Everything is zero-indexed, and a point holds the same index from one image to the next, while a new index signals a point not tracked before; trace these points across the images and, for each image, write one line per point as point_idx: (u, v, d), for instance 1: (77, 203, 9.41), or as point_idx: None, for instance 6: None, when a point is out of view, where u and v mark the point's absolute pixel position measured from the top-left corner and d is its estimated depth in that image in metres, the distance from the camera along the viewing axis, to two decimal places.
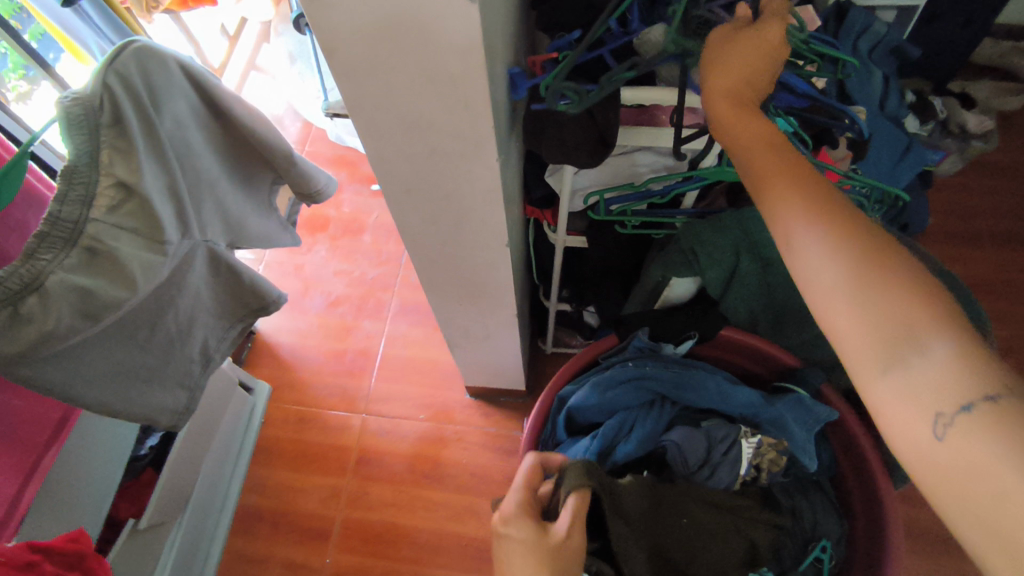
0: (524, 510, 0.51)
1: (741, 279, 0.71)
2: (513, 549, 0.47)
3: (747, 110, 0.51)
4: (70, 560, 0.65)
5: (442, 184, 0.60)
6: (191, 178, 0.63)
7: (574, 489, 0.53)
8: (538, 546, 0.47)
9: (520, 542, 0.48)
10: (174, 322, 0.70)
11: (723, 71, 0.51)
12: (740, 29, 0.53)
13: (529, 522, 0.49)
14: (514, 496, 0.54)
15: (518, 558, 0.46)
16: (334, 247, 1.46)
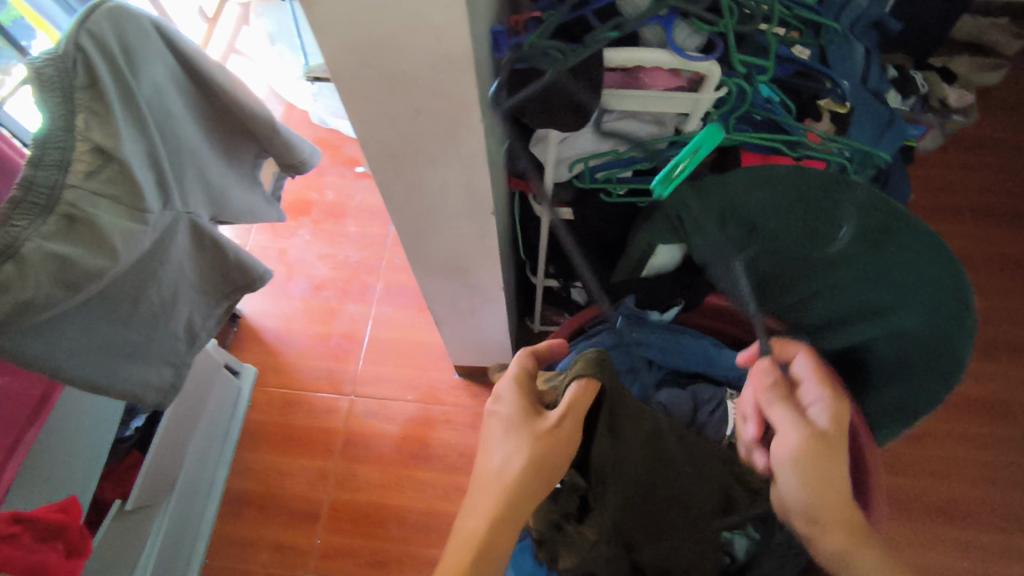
0: (522, 395, 0.54)
1: (728, 246, 0.71)
2: (502, 427, 0.50)
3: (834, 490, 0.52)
4: (53, 531, 0.65)
5: (427, 148, 0.60)
6: (172, 146, 0.62)
7: (576, 384, 0.55)
8: (526, 426, 0.50)
9: (509, 420, 0.51)
10: (157, 296, 0.68)
11: (807, 468, 0.54)
12: (817, 435, 0.55)
13: (523, 403, 0.52)
14: (510, 377, 0.56)
15: (504, 433, 0.50)
16: (317, 231, 1.45)
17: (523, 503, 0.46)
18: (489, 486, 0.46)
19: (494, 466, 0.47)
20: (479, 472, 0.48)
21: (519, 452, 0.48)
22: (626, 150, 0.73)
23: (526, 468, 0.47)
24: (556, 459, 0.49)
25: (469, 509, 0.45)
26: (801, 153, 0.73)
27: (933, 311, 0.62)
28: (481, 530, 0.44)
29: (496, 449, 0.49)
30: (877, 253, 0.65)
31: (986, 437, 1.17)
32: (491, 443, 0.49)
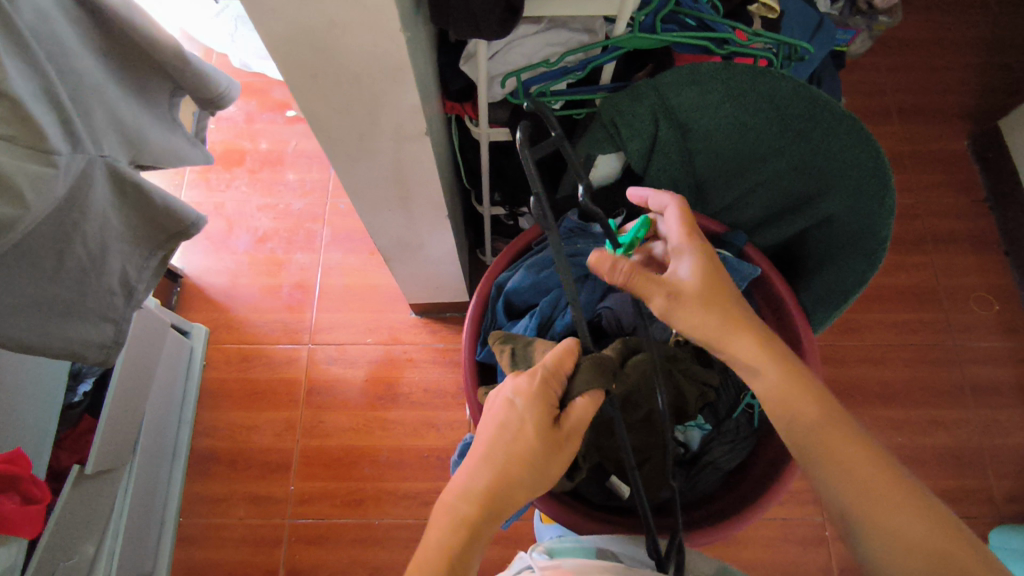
0: (541, 395, 0.53)
1: (662, 148, 0.72)
2: (512, 426, 0.52)
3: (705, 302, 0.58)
4: (5, 481, 0.67)
5: (349, 64, 0.58)
6: (71, 80, 0.57)
7: (589, 393, 0.53)
8: (537, 435, 0.51)
9: (521, 422, 0.52)
10: (84, 248, 0.64)
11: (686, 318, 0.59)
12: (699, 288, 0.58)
13: (540, 406, 0.52)
14: (540, 370, 0.54)
15: (512, 436, 0.52)
16: (253, 181, 1.39)
17: (509, 503, 0.50)
18: (487, 482, 0.50)
19: (497, 463, 0.51)
20: (481, 460, 0.51)
21: (524, 458, 0.50)
22: (558, 59, 0.71)
23: (524, 476, 0.50)
24: (552, 469, 0.52)
25: (465, 493, 0.50)
26: (729, 50, 0.73)
27: (858, 195, 0.68)
28: (467, 519, 0.49)
29: (500, 447, 0.51)
30: (806, 142, 0.69)
31: (916, 323, 1.26)
32: (498, 441, 0.51)
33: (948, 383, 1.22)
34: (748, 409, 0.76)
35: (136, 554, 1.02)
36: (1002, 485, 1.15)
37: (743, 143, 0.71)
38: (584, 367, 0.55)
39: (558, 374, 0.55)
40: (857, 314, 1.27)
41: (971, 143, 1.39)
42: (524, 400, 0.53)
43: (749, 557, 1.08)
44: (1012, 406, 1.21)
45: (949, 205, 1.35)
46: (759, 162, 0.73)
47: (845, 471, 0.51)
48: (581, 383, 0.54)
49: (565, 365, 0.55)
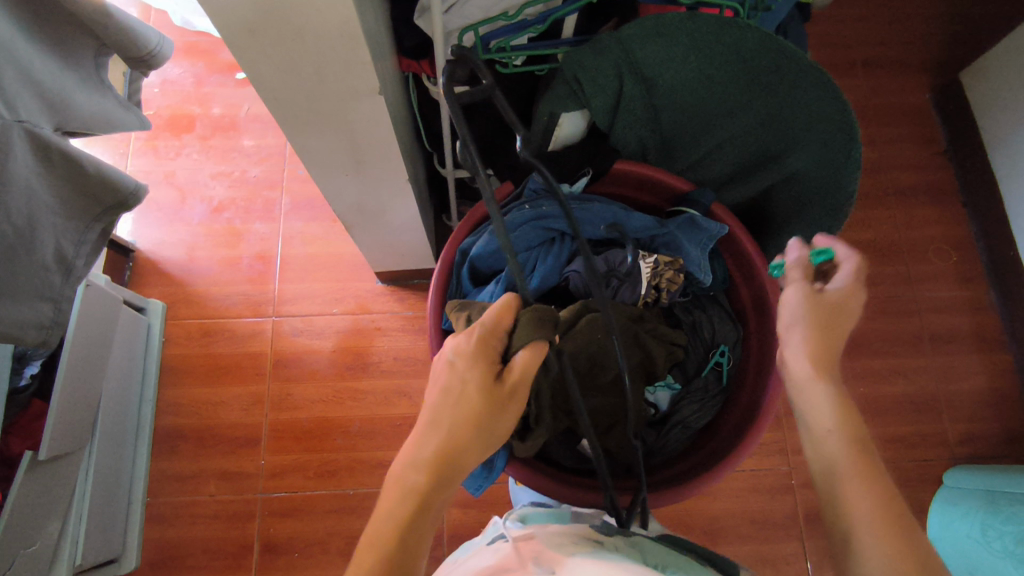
0: (481, 353, 0.51)
1: (627, 104, 0.69)
2: (454, 389, 0.50)
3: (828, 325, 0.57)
4: None
5: (289, 19, 0.53)
6: None
7: (532, 347, 0.50)
8: (479, 394, 0.50)
9: (463, 384, 0.50)
10: (8, 222, 0.60)
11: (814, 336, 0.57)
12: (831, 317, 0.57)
13: (480, 366, 0.50)
14: (478, 329, 0.51)
15: (457, 398, 0.50)
16: (205, 148, 1.32)
17: (459, 464, 0.50)
18: (436, 448, 0.49)
19: (443, 428, 0.49)
20: (427, 426, 0.50)
21: (471, 420, 0.49)
22: (516, 12, 0.68)
23: (473, 436, 0.50)
24: (501, 422, 0.51)
25: (414, 463, 0.49)
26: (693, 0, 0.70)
27: (826, 145, 0.67)
28: (418, 487, 0.48)
29: (446, 411, 0.50)
30: (770, 95, 0.67)
31: (878, 276, 1.28)
32: (442, 406, 0.50)
33: (909, 333, 1.25)
34: (718, 365, 0.76)
35: (102, 537, 1.00)
36: (957, 428, 1.20)
37: (710, 98, 0.69)
38: (520, 320, 0.50)
39: (497, 330, 0.51)
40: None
41: (933, 94, 1.40)
42: (466, 362, 0.51)
43: (719, 508, 1.11)
44: (968, 352, 1.25)
45: (912, 158, 1.36)
46: (726, 118, 0.71)
47: (864, 485, 0.50)
48: (519, 338, 0.50)
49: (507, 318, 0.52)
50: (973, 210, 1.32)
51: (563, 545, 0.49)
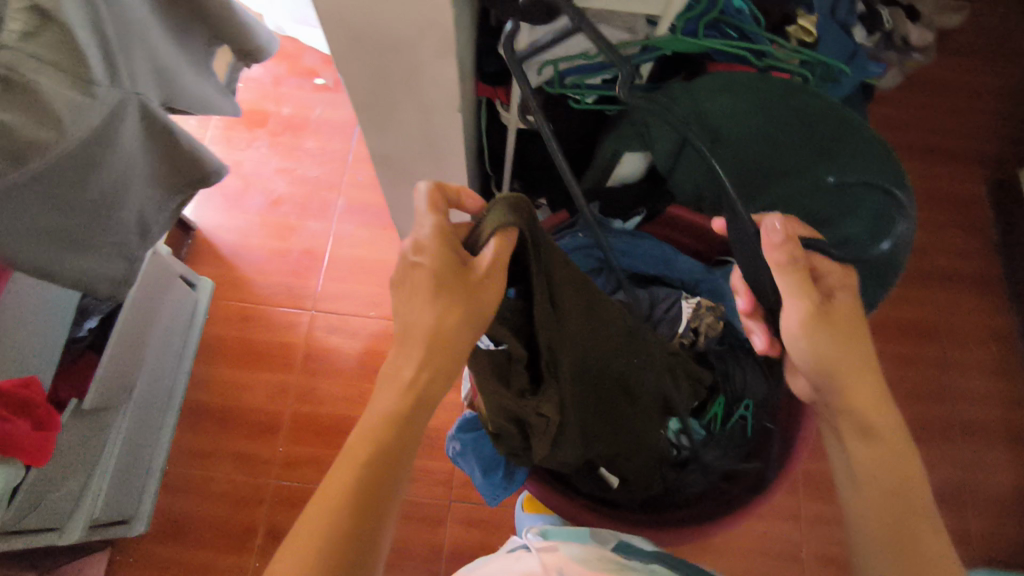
0: (440, 246, 0.49)
1: (688, 152, 0.72)
2: (419, 286, 0.49)
3: (854, 360, 0.57)
4: (22, 404, 0.66)
5: (393, 32, 0.58)
6: (115, 15, 0.58)
7: (500, 232, 0.49)
8: (442, 289, 0.48)
9: (424, 282, 0.49)
10: (106, 184, 0.64)
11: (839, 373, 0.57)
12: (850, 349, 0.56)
13: (441, 261, 0.49)
14: (432, 221, 0.50)
15: (422, 295, 0.49)
16: (275, 143, 1.40)
17: (441, 363, 0.50)
18: (417, 348, 0.49)
19: (418, 327, 0.49)
20: (402, 329, 0.50)
21: (440, 318, 0.48)
22: (596, 53, 0.72)
23: (450, 331, 0.49)
24: (471, 312, 0.49)
25: (399, 364, 0.50)
26: (766, 63, 0.74)
27: (878, 218, 0.68)
28: (406, 385, 0.49)
29: (415, 311, 0.49)
30: (830, 161, 0.69)
31: (912, 359, 1.26)
32: (412, 304, 0.49)
33: (938, 422, 1.23)
34: (743, 419, 0.77)
35: (119, 496, 1.03)
36: (978, 527, 1.16)
37: (770, 155, 0.71)
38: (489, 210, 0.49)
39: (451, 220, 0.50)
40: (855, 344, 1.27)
41: (987, 188, 1.40)
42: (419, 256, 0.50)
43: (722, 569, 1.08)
44: (998, 450, 1.21)
45: (959, 248, 1.35)
46: (782, 178, 0.71)
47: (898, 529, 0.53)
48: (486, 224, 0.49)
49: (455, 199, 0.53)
50: (1018, 307, 1.31)
51: (588, 560, 0.50)
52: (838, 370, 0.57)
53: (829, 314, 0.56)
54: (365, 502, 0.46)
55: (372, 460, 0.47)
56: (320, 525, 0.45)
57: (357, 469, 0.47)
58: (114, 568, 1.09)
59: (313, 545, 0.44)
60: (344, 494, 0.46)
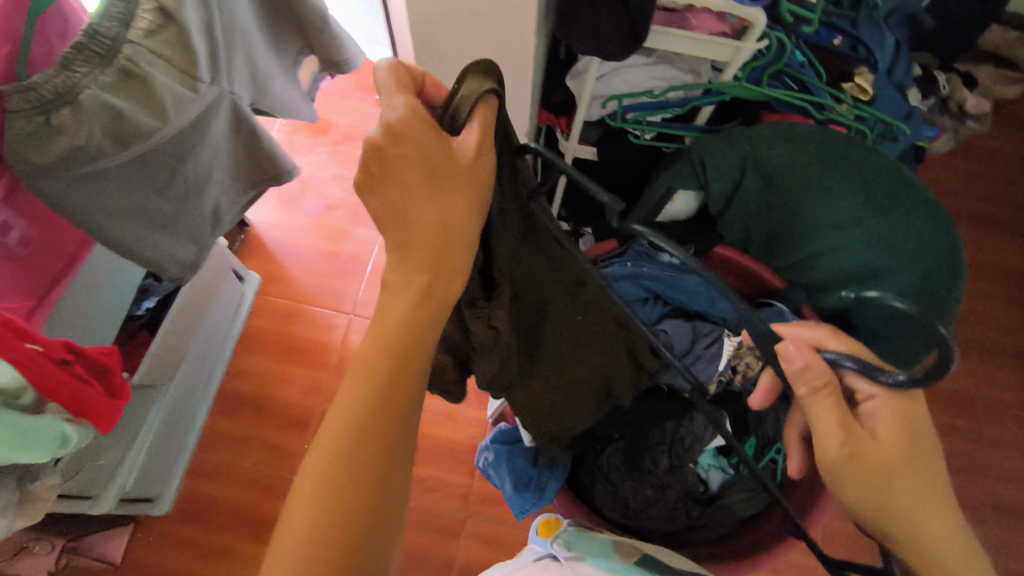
0: (416, 122, 0.39)
1: (743, 195, 0.75)
2: (404, 172, 0.39)
3: (892, 490, 0.47)
4: (97, 370, 0.56)
5: (477, 56, 0.62)
6: (227, 20, 0.63)
7: (482, 103, 0.40)
8: (433, 169, 0.39)
9: (409, 168, 0.39)
10: (192, 172, 0.69)
11: (885, 515, 0.47)
12: (884, 480, 0.48)
13: (424, 141, 0.39)
14: (401, 101, 0.40)
15: (412, 184, 0.39)
16: (334, 151, 1.46)
17: (447, 270, 0.41)
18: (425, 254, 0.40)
19: (420, 229, 0.40)
20: (397, 235, 0.40)
21: (442, 212, 0.40)
22: (661, 92, 0.76)
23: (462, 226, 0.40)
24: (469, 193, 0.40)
25: (399, 277, 0.40)
26: (826, 116, 0.76)
27: (926, 277, 0.68)
28: (409, 308, 0.40)
29: (412, 203, 0.40)
30: (883, 218, 0.70)
31: (948, 428, 1.23)
32: (401, 195, 0.40)
33: (972, 494, 1.19)
34: (773, 462, 0.77)
35: (151, 472, 1.06)
36: None
37: (821, 205, 0.73)
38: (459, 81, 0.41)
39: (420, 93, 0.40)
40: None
41: None
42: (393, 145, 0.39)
43: None
44: None
45: (1004, 318, 1.33)
46: (832, 228, 0.73)
47: None
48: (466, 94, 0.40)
49: (418, 84, 0.43)
50: None
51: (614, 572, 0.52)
52: (888, 513, 0.47)
53: (863, 455, 0.48)
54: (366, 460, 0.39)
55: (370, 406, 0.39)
56: (324, 481, 0.38)
57: (350, 422, 0.39)
58: (133, 547, 1.11)
59: (309, 518, 0.37)
60: (341, 448, 0.38)
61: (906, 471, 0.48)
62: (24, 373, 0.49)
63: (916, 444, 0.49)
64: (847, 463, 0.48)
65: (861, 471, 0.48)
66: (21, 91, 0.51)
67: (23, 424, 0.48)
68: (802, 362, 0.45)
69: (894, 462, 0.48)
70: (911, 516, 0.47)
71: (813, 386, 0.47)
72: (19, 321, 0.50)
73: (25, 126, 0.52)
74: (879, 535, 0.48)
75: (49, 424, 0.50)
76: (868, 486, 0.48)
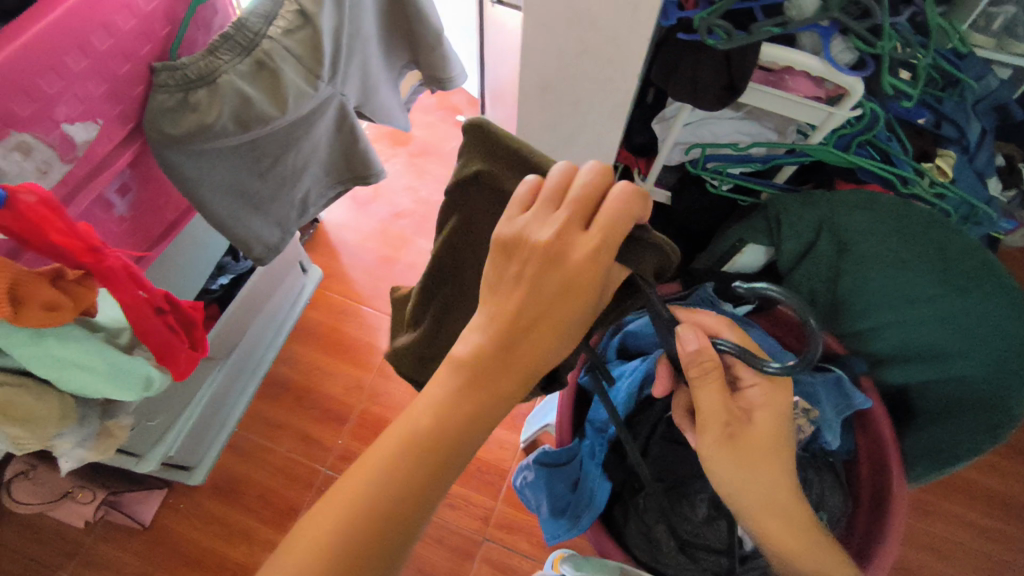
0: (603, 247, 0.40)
1: (815, 258, 0.76)
2: (554, 288, 0.40)
3: (755, 463, 0.55)
4: (187, 320, 0.58)
5: (578, 88, 0.65)
6: (353, 30, 0.68)
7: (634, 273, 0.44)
8: (577, 305, 0.41)
9: (564, 286, 0.40)
10: (293, 162, 0.74)
11: (745, 487, 0.56)
12: (750, 456, 0.55)
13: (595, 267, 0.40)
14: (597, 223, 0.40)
15: (550, 299, 0.40)
16: (409, 163, 1.52)
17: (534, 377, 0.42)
18: (528, 357, 0.41)
19: (530, 329, 0.41)
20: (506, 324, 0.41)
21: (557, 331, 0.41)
22: (745, 147, 0.78)
23: (561, 345, 0.42)
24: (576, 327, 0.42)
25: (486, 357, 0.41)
26: (910, 191, 0.76)
27: (998, 364, 0.66)
28: (486, 399, 0.41)
29: (534, 313, 0.41)
30: (961, 297, 0.68)
31: (1002, 534, 1.15)
32: (533, 301, 0.40)
33: None
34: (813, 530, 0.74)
35: (192, 442, 1.10)
36: None
37: (896, 276, 0.72)
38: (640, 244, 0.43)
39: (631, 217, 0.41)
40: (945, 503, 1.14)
41: None
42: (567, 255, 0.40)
43: None
44: None
45: None
46: (905, 302, 0.72)
47: None
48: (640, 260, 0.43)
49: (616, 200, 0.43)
50: None
51: None
52: (745, 487, 0.56)
53: (741, 435, 0.55)
54: (412, 506, 0.38)
55: (426, 467, 0.39)
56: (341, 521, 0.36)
57: (396, 474, 0.38)
58: (163, 512, 1.14)
59: (336, 544, 0.36)
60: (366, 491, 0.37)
61: (771, 448, 0.56)
62: (127, 316, 0.50)
63: (781, 427, 0.57)
64: (723, 449, 0.55)
65: (734, 455, 0.55)
66: (171, 69, 0.57)
67: (120, 361, 0.52)
68: (696, 346, 0.51)
69: (763, 445, 0.56)
70: (759, 482, 0.55)
71: (703, 370, 0.52)
72: (135, 266, 0.50)
73: (167, 100, 0.58)
74: (733, 498, 0.57)
75: (140, 366, 0.54)
76: (735, 466, 0.55)
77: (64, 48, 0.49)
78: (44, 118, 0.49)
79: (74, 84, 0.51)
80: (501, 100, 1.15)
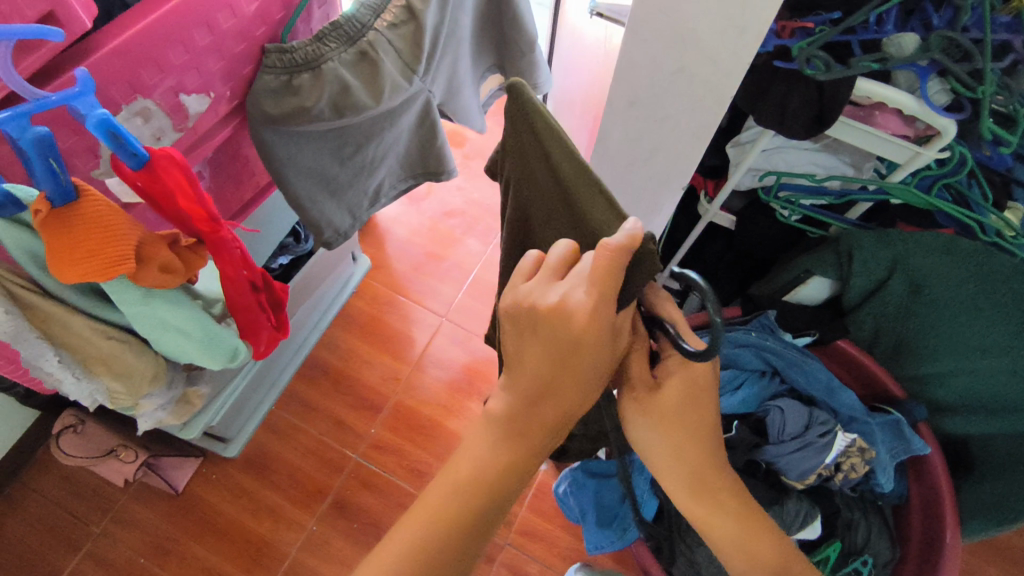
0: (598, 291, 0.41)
1: (884, 295, 0.74)
2: (565, 343, 0.43)
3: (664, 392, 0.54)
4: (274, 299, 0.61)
5: (667, 106, 0.65)
6: (451, 30, 0.70)
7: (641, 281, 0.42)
8: (591, 348, 0.43)
9: (574, 337, 0.42)
10: (373, 152, 0.75)
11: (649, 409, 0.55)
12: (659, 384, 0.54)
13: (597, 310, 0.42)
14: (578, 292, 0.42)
15: (564, 351, 0.43)
16: (464, 165, 1.54)
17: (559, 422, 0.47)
18: (550, 410, 0.46)
19: (545, 382, 0.45)
20: (528, 385, 0.46)
21: (577, 373, 0.45)
22: (822, 178, 0.78)
23: (581, 386, 0.46)
24: (592, 373, 0.45)
25: (508, 412, 0.47)
26: (992, 240, 0.75)
27: None
28: (510, 454, 0.47)
29: (547, 368, 0.44)
30: None
31: None
32: (548, 358, 0.44)
33: None
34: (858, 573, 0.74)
35: (231, 415, 1.12)
36: None
37: (967, 325, 0.72)
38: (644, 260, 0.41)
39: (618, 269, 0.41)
40: (984, 564, 1.10)
41: None
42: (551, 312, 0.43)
43: None
44: None
45: None
46: (978, 352, 0.71)
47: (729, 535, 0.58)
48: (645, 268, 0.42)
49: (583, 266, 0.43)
50: None
51: None
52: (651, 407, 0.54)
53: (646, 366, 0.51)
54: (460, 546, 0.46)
55: (475, 508, 0.46)
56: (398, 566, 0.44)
57: (442, 523, 0.46)
58: (196, 480, 1.16)
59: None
60: (420, 538, 0.45)
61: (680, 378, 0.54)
62: (225, 287, 0.52)
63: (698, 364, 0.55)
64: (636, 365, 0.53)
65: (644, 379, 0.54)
66: (281, 51, 0.59)
67: (213, 330, 0.54)
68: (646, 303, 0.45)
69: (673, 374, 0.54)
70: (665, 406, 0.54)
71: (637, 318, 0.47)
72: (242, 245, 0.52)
73: (273, 82, 0.60)
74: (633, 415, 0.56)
75: (229, 337, 0.56)
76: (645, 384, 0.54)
77: (192, 24, 0.51)
78: (163, 88, 0.51)
79: (197, 58, 0.53)
80: (569, 108, 1.15)
